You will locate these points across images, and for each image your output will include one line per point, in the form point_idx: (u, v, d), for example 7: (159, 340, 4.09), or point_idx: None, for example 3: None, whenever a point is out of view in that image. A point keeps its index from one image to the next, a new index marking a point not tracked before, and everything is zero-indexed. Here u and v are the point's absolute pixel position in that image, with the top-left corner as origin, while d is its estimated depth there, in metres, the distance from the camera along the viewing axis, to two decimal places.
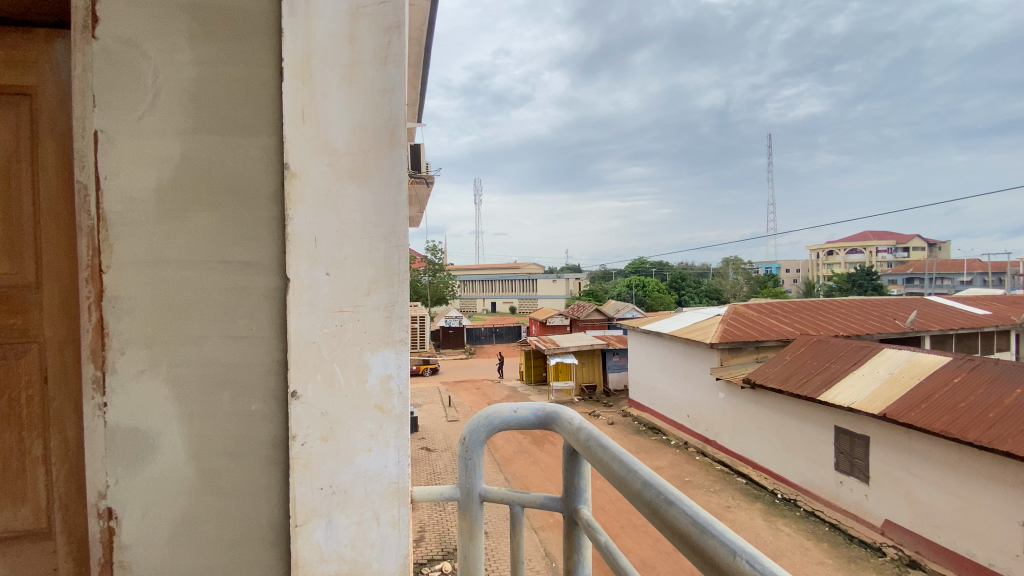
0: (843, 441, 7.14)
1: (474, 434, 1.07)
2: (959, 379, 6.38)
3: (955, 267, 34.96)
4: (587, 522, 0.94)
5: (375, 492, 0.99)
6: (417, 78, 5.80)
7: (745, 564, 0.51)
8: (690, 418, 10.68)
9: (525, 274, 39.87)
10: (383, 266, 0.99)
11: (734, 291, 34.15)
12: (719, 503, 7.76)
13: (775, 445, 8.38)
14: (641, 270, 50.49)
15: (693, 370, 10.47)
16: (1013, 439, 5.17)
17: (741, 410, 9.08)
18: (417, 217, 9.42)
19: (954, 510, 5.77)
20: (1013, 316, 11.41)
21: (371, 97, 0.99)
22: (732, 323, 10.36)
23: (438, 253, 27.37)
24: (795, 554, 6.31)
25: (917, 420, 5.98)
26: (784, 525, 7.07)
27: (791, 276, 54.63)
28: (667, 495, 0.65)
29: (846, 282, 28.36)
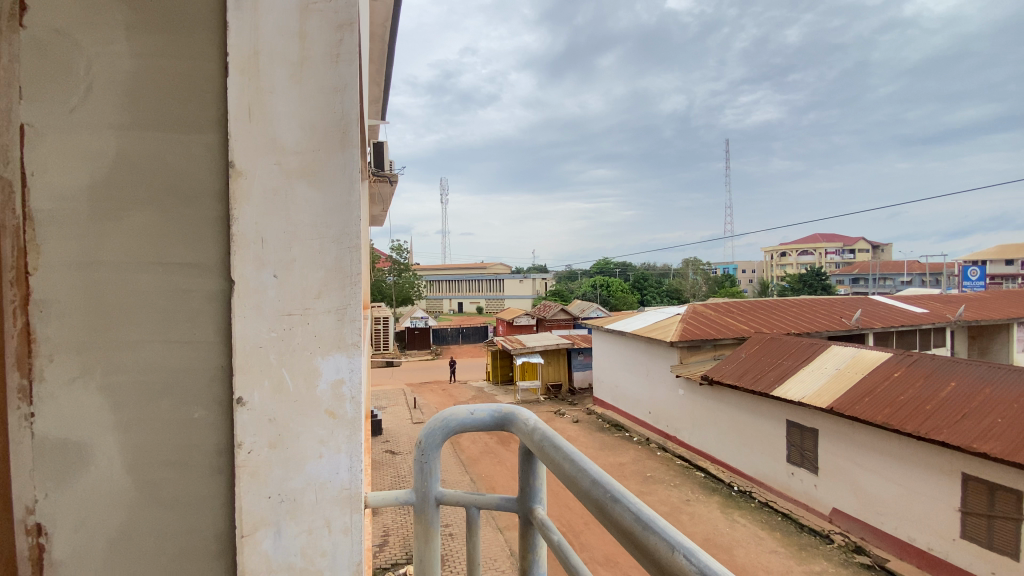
0: (794, 434, 7.48)
1: (429, 437, 1.06)
2: (899, 373, 6.80)
3: (896, 267, 37.15)
4: (541, 522, 0.95)
5: (325, 499, 0.97)
6: (380, 75, 5.73)
7: (685, 560, 0.53)
8: (652, 415, 10.94)
9: (491, 274, 39.83)
10: (334, 268, 0.97)
11: (694, 290, 35.24)
12: (679, 497, 7.97)
13: (732, 440, 8.68)
14: (605, 271, 51.35)
15: (655, 369, 10.71)
16: (948, 429, 5.55)
17: (700, 406, 9.37)
18: (380, 215, 9.26)
19: (895, 497, 6.13)
20: (948, 314, 12.20)
21: (322, 95, 0.97)
22: (691, 323, 10.66)
23: (403, 253, 27.01)
24: (750, 544, 6.57)
25: (862, 413, 6.32)
26: (740, 516, 7.34)
27: (748, 276, 56.83)
28: (614, 493, 0.66)
29: (797, 283, 29.70)
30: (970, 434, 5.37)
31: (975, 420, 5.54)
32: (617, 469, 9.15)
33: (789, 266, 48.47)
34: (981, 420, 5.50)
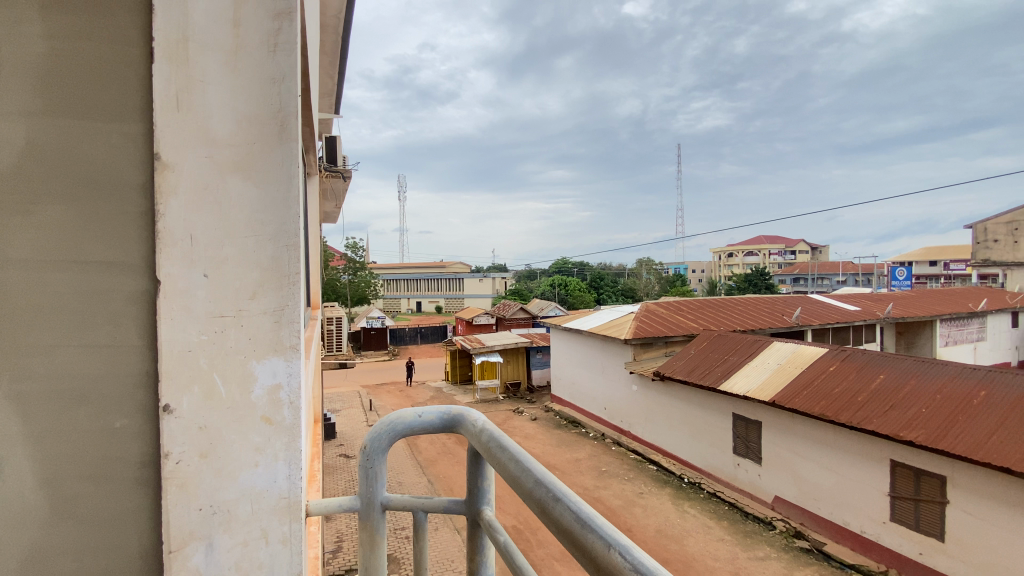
0: (740, 426, 7.83)
1: (375, 442, 1.04)
2: (834, 367, 7.25)
3: (833, 268, 39.58)
4: (488, 523, 0.94)
5: (263, 509, 0.93)
6: (333, 67, 5.56)
7: (621, 557, 0.54)
8: (607, 410, 11.18)
9: (450, 273, 39.47)
10: (270, 268, 0.93)
11: (648, 289, 36.30)
12: (633, 490, 8.18)
13: (683, 433, 8.99)
14: (563, 270, 52.03)
15: (610, 366, 10.95)
16: (878, 419, 5.97)
17: (653, 401, 9.65)
18: (333, 212, 8.99)
19: (831, 484, 6.54)
20: (878, 311, 13.11)
21: (258, 86, 0.93)
22: (645, 321, 10.94)
23: (359, 251, 26.33)
24: (699, 533, 6.84)
25: (801, 405, 6.70)
26: (690, 507, 7.63)
27: (700, 276, 59.04)
28: (557, 493, 0.67)
29: (743, 282, 31.09)
30: (898, 423, 5.80)
31: (901, 410, 5.98)
32: (574, 465, 9.29)
33: (737, 266, 50.71)
34: (906, 411, 5.94)
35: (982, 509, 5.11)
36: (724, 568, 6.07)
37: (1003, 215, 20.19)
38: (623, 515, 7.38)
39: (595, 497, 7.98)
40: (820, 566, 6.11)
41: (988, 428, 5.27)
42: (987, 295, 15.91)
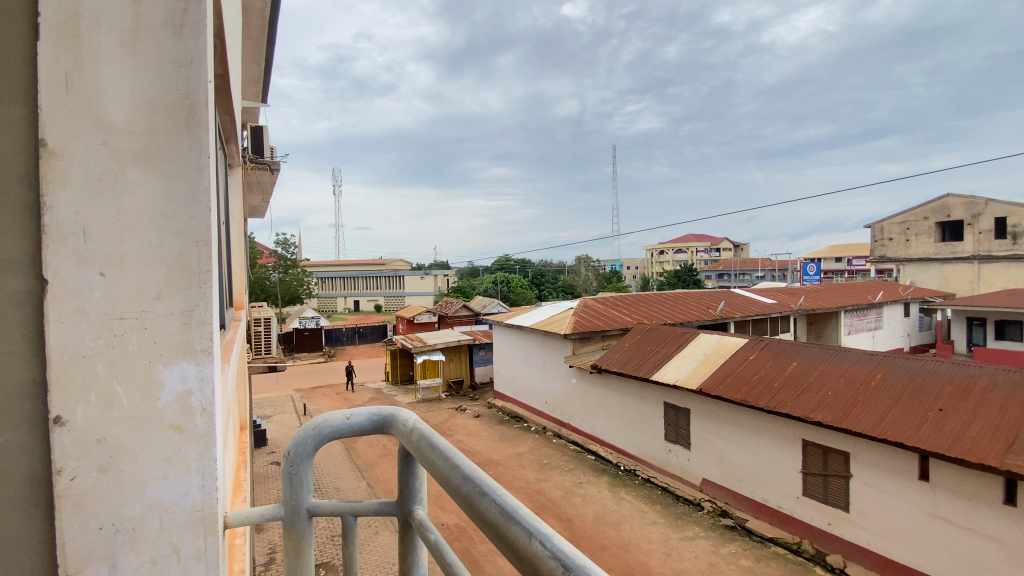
0: (671, 414, 8.25)
1: (300, 447, 1.00)
2: (753, 355, 7.83)
3: (754, 264, 42.53)
4: (419, 523, 0.94)
5: (173, 524, 0.87)
6: (260, 53, 5.26)
7: (541, 545, 0.55)
8: (548, 404, 11.39)
9: (389, 271, 38.47)
10: (178, 265, 0.87)
11: (586, 286, 37.28)
12: (573, 481, 8.42)
13: (619, 423, 9.34)
14: (506, 268, 52.31)
15: (551, 360, 11.17)
16: (791, 403, 6.51)
17: (591, 393, 9.96)
18: (261, 206, 8.49)
19: (751, 465, 7.06)
20: (792, 304, 14.26)
21: (160, 69, 0.86)
22: (584, 316, 11.24)
23: (290, 248, 25.06)
24: (635, 518, 7.15)
25: (725, 393, 7.16)
26: (626, 493, 7.96)
27: (636, 272, 61.53)
28: (482, 485, 0.67)
29: (674, 278, 32.74)
30: (808, 406, 6.34)
31: (811, 394, 6.55)
32: (515, 459, 9.40)
33: (670, 263, 53.24)
34: (815, 394, 6.52)
35: (879, 480, 5.71)
36: (658, 550, 6.40)
37: (896, 216, 22.56)
38: (563, 505, 7.58)
39: (536, 490, 8.12)
40: (743, 541, 6.59)
41: (883, 408, 5.89)
42: (883, 288, 17.75)
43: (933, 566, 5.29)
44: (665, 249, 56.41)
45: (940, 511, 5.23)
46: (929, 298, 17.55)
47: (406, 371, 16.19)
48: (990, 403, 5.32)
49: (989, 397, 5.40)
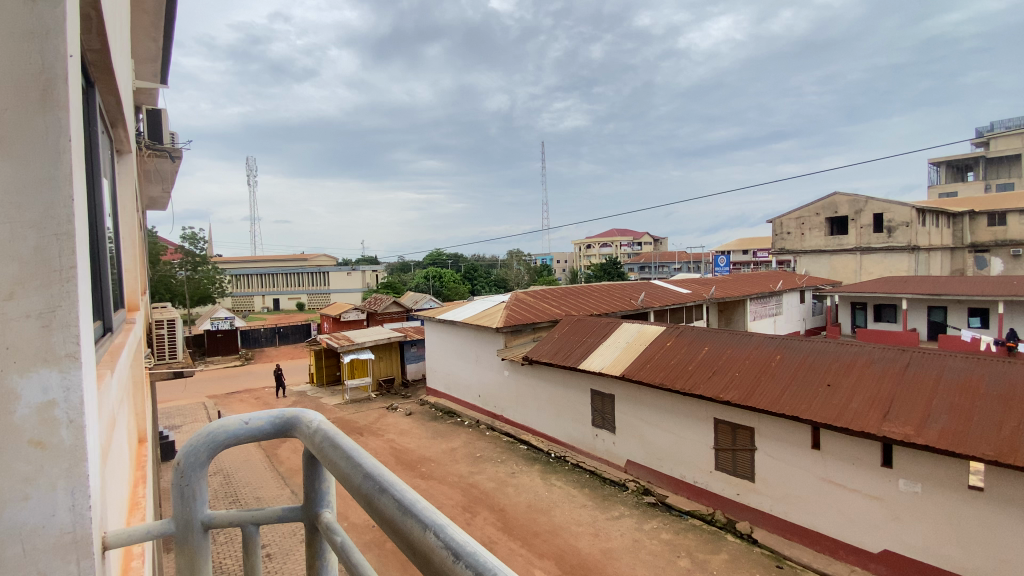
0: (597, 401, 8.60)
1: (191, 456, 0.93)
2: (670, 342, 8.35)
3: (673, 257, 45.14)
4: (326, 526, 0.91)
5: (37, 550, 0.78)
6: (157, 28, 4.79)
7: (434, 536, 0.56)
8: (481, 398, 11.44)
9: (312, 267, 36.52)
10: (35, 262, 0.77)
11: (518, 280, 37.68)
12: (506, 471, 8.53)
13: (549, 412, 9.60)
14: (437, 262, 51.75)
15: (483, 354, 11.21)
16: (704, 384, 7.03)
17: (523, 385, 10.13)
18: (163, 197, 7.73)
19: (669, 444, 7.53)
20: (705, 293, 15.32)
21: (9, 40, 0.76)
22: (515, 310, 11.36)
23: (199, 243, 23.06)
24: (565, 503, 7.40)
25: (646, 378, 7.57)
26: (557, 480, 8.20)
27: (566, 266, 63.14)
28: (383, 483, 0.66)
29: (601, 271, 33.97)
30: (718, 387, 6.87)
31: (721, 375, 7.12)
32: (448, 454, 9.36)
33: (597, 256, 55.17)
34: (724, 376, 7.08)
35: (778, 451, 6.32)
36: (586, 532, 6.67)
37: (793, 212, 24.88)
38: (496, 496, 7.68)
39: (469, 483, 8.15)
40: (664, 516, 7.04)
41: (782, 386, 6.51)
42: (783, 277, 19.53)
43: (824, 524, 5.95)
44: (592, 243, 58.36)
45: (829, 475, 5.88)
46: (820, 286, 19.58)
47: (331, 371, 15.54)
48: (868, 378, 6.06)
49: (867, 372, 6.16)
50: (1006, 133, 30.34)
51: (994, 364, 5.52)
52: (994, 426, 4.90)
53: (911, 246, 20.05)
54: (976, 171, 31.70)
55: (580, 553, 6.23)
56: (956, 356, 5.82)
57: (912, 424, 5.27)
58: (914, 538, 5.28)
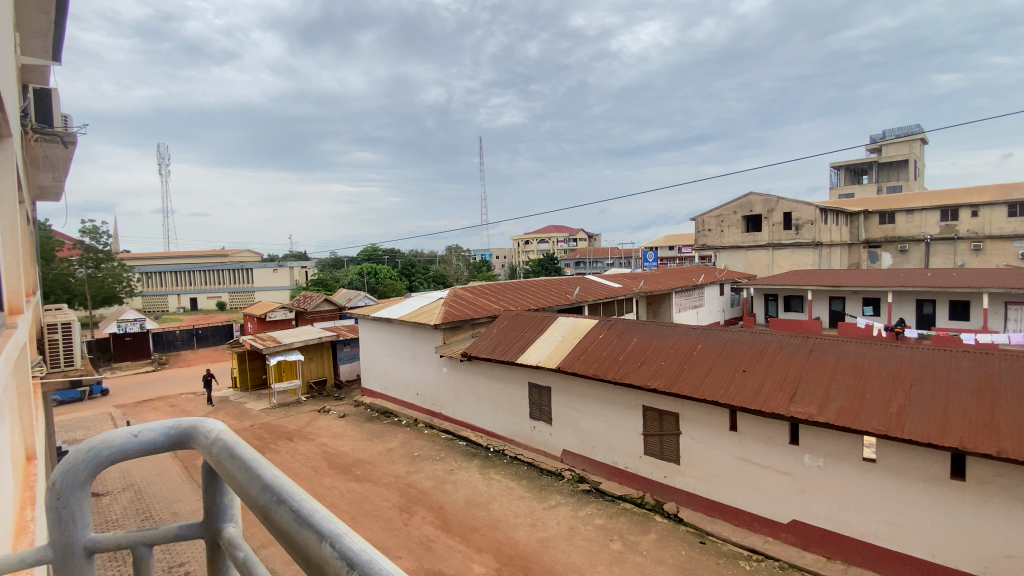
0: (534, 394, 8.75)
1: (69, 476, 0.86)
2: (603, 334, 8.66)
3: (606, 252, 46.71)
4: (228, 541, 0.87)
5: None
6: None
7: (329, 547, 0.55)
8: (419, 396, 11.27)
9: (234, 264, 34.19)
10: None
11: (457, 276, 37.44)
12: (444, 468, 8.48)
13: (487, 407, 9.65)
14: (372, 257, 50.28)
15: (420, 352, 11.04)
16: (633, 373, 7.37)
17: (461, 381, 10.10)
18: (56, 186, 6.91)
19: (602, 432, 7.83)
20: (635, 287, 16.01)
21: None
22: (453, 306, 11.27)
23: (101, 238, 20.67)
24: (503, 496, 7.49)
25: (580, 370, 7.80)
26: (495, 474, 8.27)
27: (504, 262, 63.47)
28: (281, 494, 0.65)
29: (538, 266, 34.49)
30: (647, 376, 7.22)
31: (648, 364, 7.49)
32: (385, 455, 9.16)
33: (535, 252, 55.99)
34: (652, 364, 7.45)
35: (701, 434, 6.75)
36: (523, 523, 6.80)
37: (714, 210, 26.51)
38: (435, 494, 7.63)
39: (407, 483, 8.03)
40: (598, 502, 7.31)
41: (702, 372, 6.96)
42: (705, 271, 20.80)
43: (740, 499, 6.45)
44: (530, 239, 59.10)
45: (745, 454, 6.36)
46: (738, 279, 21.06)
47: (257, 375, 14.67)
48: (778, 363, 6.62)
49: (777, 358, 6.72)
50: (894, 141, 34.09)
51: (882, 348, 6.21)
52: (883, 404, 5.51)
53: (816, 242, 22.05)
54: (869, 174, 35.38)
55: (518, 545, 6.33)
56: (851, 342, 6.49)
57: (815, 403, 5.82)
58: (817, 507, 5.84)
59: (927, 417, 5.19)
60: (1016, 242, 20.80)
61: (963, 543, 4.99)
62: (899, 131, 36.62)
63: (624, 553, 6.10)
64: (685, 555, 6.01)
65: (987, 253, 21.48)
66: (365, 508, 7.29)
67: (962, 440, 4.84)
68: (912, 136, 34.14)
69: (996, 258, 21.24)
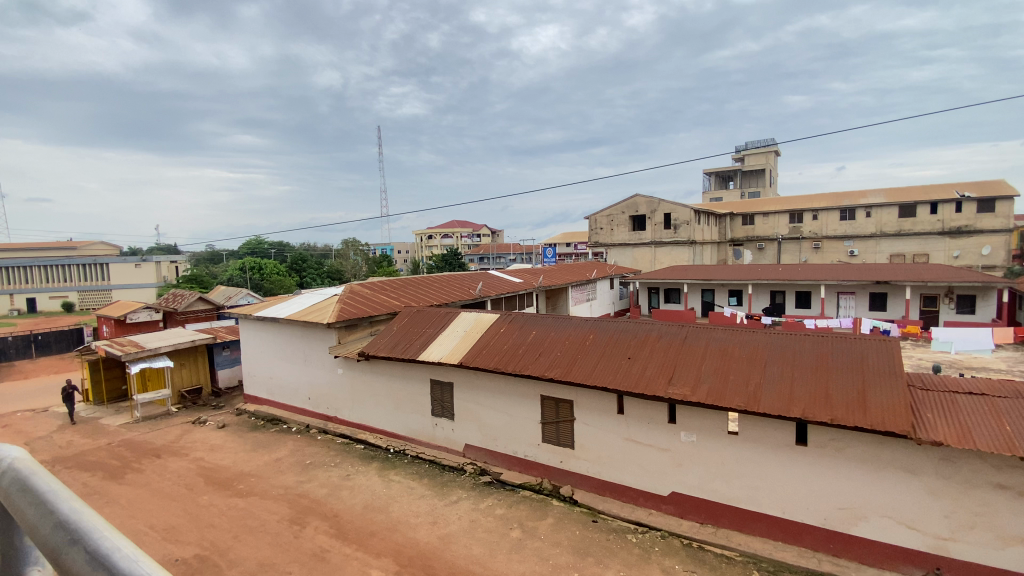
0: (436, 390, 8.66)
1: None
2: (503, 328, 8.82)
3: (508, 247, 47.64)
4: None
5: None
6: None
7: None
8: (311, 400, 10.61)
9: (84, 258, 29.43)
10: None
11: (354, 271, 35.84)
12: (340, 475, 8.08)
13: (386, 407, 9.37)
14: (257, 251, 46.33)
15: (313, 352, 10.38)
16: (531, 365, 7.60)
17: (358, 381, 9.67)
18: None
19: (503, 425, 7.98)
20: (534, 282, 16.51)
21: None
22: (349, 303, 10.71)
23: None
24: (403, 497, 7.33)
25: (481, 364, 7.87)
26: (395, 475, 8.06)
27: (405, 257, 62.05)
28: (79, 533, 0.62)
29: (440, 262, 34.22)
30: (544, 367, 7.49)
31: (545, 355, 7.77)
32: (273, 466, 8.50)
33: (437, 247, 55.57)
34: (549, 356, 7.74)
35: (594, 419, 7.16)
36: (424, 522, 6.71)
37: (605, 210, 28.15)
38: (329, 502, 7.24)
39: (298, 493, 7.52)
40: (498, 493, 7.45)
41: (594, 361, 7.39)
42: (597, 266, 22.10)
43: (628, 478, 6.96)
44: (432, 233, 58.44)
45: (633, 435, 6.87)
46: (626, 274, 22.62)
47: (119, 387, 12.76)
48: (659, 350, 7.23)
49: (658, 345, 7.34)
50: (754, 151, 38.88)
51: (743, 334, 7.07)
52: (744, 382, 6.28)
53: (692, 240, 24.44)
54: (735, 180, 39.94)
55: (418, 545, 6.24)
56: (719, 329, 7.30)
57: (689, 385, 6.46)
58: (692, 479, 6.50)
59: (778, 392, 6.01)
60: (845, 241, 24.80)
61: (804, 499, 5.86)
62: (757, 144, 41.90)
63: (523, 539, 6.29)
64: (580, 535, 6.36)
65: (823, 251, 25.36)
66: (249, 525, 6.70)
67: (804, 411, 5.66)
68: (767, 147, 39.18)
69: (830, 255, 25.19)
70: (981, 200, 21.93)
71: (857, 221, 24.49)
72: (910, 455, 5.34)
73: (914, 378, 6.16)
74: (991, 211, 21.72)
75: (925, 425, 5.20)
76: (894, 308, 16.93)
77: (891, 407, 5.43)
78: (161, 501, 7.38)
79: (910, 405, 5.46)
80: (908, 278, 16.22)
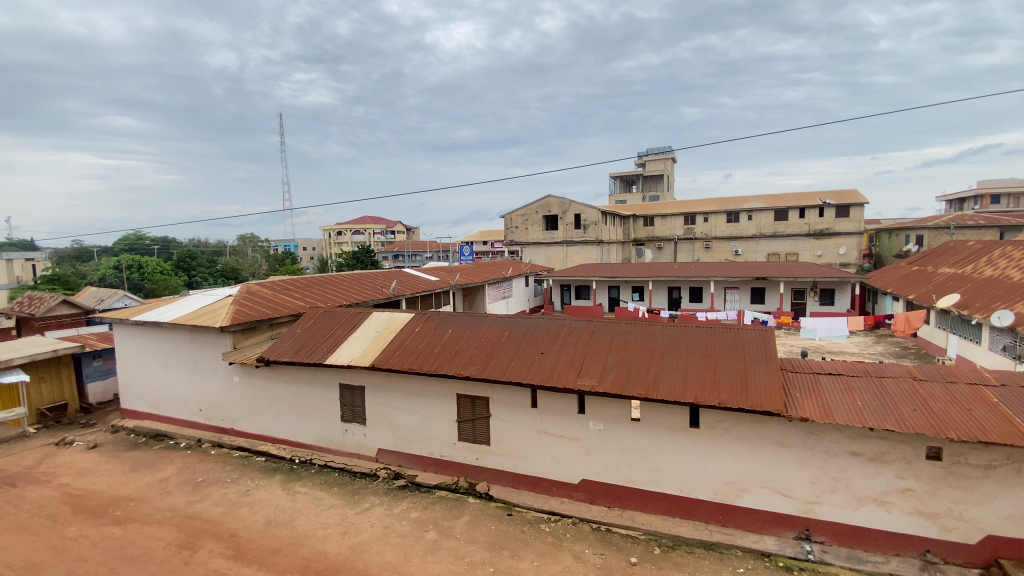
0: (346, 395, 8.31)
1: None
2: (418, 328, 8.66)
3: (422, 245, 46.87)
4: None
5: None
6: None
7: None
8: (203, 412, 9.69)
9: None
10: None
11: (253, 269, 33.22)
12: (238, 491, 7.48)
13: (291, 414, 8.83)
14: (136, 248, 41.27)
15: (204, 359, 9.47)
16: (446, 364, 7.54)
17: (258, 388, 9.00)
18: None
19: (417, 426, 7.86)
20: (450, 279, 16.39)
21: None
22: (247, 304, 9.90)
23: None
24: (311, 509, 6.96)
25: (394, 364, 7.67)
26: (300, 486, 7.62)
27: (312, 255, 58.60)
28: None
29: (350, 260, 32.81)
30: (459, 365, 7.47)
31: (461, 353, 7.76)
32: (157, 487, 7.66)
33: (347, 245, 53.16)
34: (464, 354, 7.73)
35: (509, 415, 7.28)
36: (334, 532, 6.42)
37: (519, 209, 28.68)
38: (225, 521, 6.68)
39: (188, 515, 6.84)
40: (413, 495, 7.34)
41: (508, 357, 7.51)
42: (512, 265, 22.46)
43: (541, 470, 7.18)
44: (342, 230, 55.80)
45: (546, 428, 7.08)
46: (540, 271, 23.24)
47: None
48: (569, 344, 7.53)
49: (568, 339, 7.63)
50: (654, 157, 41.72)
51: (644, 328, 7.57)
52: (645, 372, 6.72)
53: (600, 239, 25.68)
54: (637, 184, 42.56)
55: (327, 557, 5.96)
56: (623, 323, 7.74)
57: (596, 376, 6.78)
58: (601, 466, 6.85)
59: (674, 379, 6.51)
60: (731, 241, 27.43)
61: (698, 477, 6.42)
62: (657, 151, 45.01)
63: (438, 540, 6.25)
64: (495, 530, 6.45)
65: (714, 250, 27.87)
66: (129, 554, 5.98)
67: (696, 396, 6.17)
68: (665, 154, 42.30)
69: (719, 254, 27.74)
70: (838, 207, 25.36)
71: (741, 223, 27.21)
72: (783, 431, 6.05)
73: (786, 363, 6.98)
74: (846, 216, 25.15)
75: (795, 404, 5.92)
76: (771, 300, 19.06)
77: (768, 389, 6.10)
78: (15, 537, 6.34)
79: (783, 386, 6.18)
80: (782, 274, 18.35)
